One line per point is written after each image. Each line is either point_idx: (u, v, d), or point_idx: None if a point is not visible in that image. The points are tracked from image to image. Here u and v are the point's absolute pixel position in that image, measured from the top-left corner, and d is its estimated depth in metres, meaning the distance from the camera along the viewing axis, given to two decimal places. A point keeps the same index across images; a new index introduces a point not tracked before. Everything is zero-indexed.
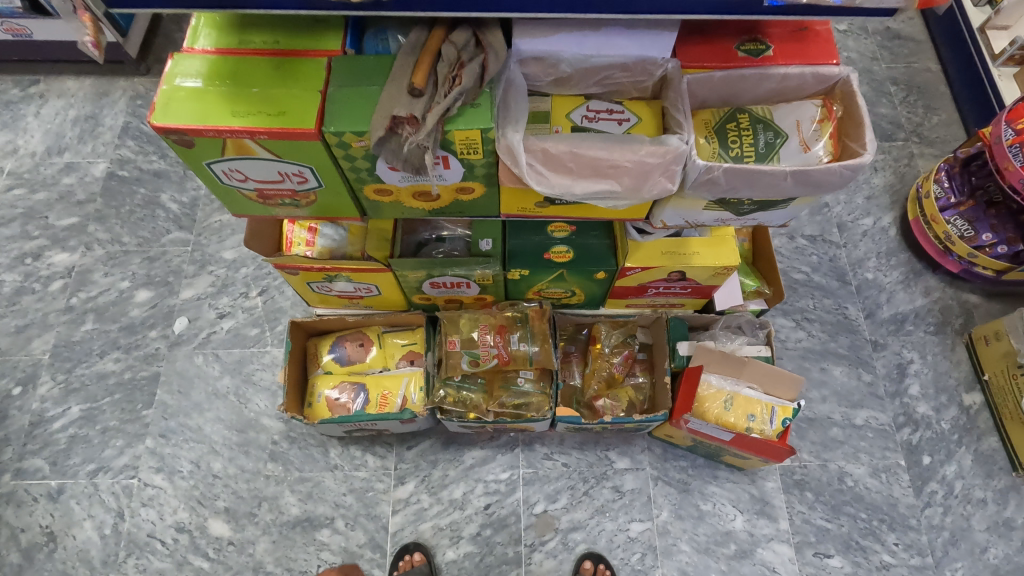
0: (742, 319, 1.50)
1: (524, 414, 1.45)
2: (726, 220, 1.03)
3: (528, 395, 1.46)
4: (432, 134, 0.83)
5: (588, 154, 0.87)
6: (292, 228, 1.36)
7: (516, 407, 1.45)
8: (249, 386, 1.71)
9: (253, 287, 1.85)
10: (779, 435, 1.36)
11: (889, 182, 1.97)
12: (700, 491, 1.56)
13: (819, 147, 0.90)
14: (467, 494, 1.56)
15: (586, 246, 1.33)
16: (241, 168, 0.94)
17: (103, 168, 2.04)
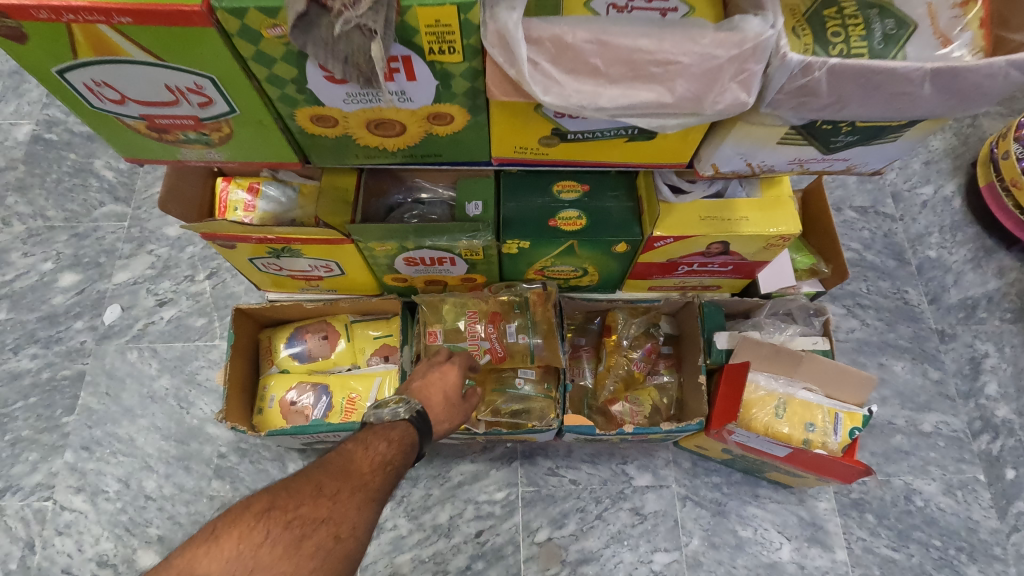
0: (794, 304, 1.22)
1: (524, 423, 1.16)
2: (804, 162, 0.74)
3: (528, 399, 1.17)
4: (379, 10, 0.55)
5: (620, 47, 0.58)
6: (229, 188, 1.07)
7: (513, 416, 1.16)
8: (192, 387, 1.42)
9: (200, 270, 1.55)
10: (845, 450, 1.08)
11: (951, 145, 1.67)
12: (737, 514, 1.29)
13: (964, 41, 0.60)
14: (454, 519, 1.28)
15: (602, 210, 1.05)
16: (111, 79, 0.65)
17: (26, 130, 1.73)
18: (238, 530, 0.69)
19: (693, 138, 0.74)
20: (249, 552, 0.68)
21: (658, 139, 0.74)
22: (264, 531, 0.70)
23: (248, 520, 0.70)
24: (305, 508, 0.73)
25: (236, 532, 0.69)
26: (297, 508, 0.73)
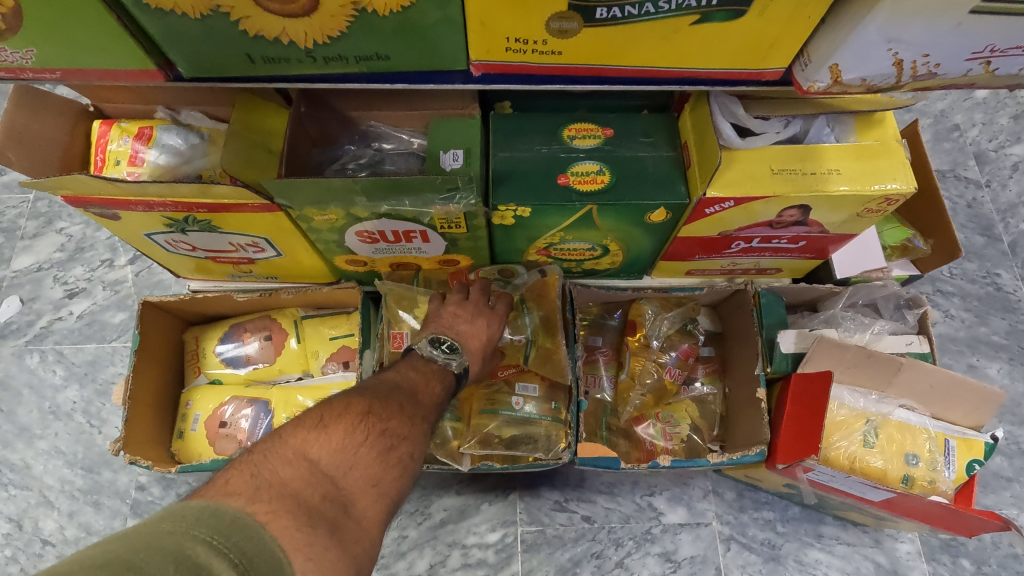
0: (878, 293, 0.93)
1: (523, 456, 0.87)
2: (995, 53, 0.44)
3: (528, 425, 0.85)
4: None
5: None
6: (110, 133, 0.76)
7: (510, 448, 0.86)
8: (106, 400, 1.13)
9: (121, 252, 1.25)
10: (959, 490, 0.80)
11: None
12: (796, 560, 1.01)
13: None
14: (435, 568, 1.00)
15: (632, 163, 0.75)
16: None
17: None
18: (338, 420, 0.55)
19: (805, 17, 0.44)
20: (350, 444, 0.54)
21: (748, 19, 0.45)
22: (364, 429, 0.56)
23: (344, 412, 0.57)
24: (401, 413, 0.61)
25: (338, 424, 0.55)
26: (392, 413, 0.60)
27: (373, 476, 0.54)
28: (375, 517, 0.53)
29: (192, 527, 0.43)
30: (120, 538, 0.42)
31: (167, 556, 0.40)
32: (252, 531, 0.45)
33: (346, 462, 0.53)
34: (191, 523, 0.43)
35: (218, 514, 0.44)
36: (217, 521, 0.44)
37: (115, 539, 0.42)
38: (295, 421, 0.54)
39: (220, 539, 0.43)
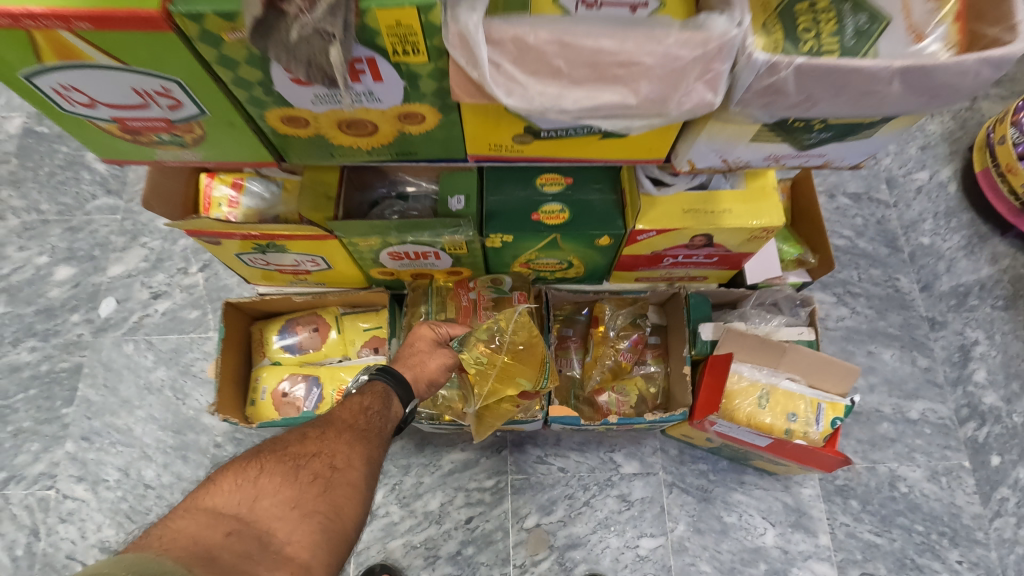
0: (780, 294, 1.22)
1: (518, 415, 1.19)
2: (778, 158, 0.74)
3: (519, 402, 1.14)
4: (338, 15, 0.53)
5: (586, 45, 0.55)
6: (213, 185, 1.07)
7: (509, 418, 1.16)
8: (187, 379, 1.45)
9: (193, 262, 1.56)
10: (826, 440, 1.09)
11: (947, 130, 1.64)
12: (723, 500, 1.30)
13: (936, 38, 0.58)
14: (445, 506, 1.31)
15: (585, 203, 1.04)
16: (80, 86, 0.64)
17: (18, 123, 1.73)
18: (241, 473, 0.71)
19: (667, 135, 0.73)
20: (251, 486, 0.70)
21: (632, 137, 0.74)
22: (259, 470, 0.72)
23: (244, 466, 0.72)
24: (297, 447, 0.77)
25: (242, 475, 0.71)
26: (285, 451, 0.76)
27: (278, 501, 0.69)
28: (294, 529, 0.67)
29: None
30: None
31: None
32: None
33: (248, 500, 0.68)
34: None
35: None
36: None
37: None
38: (208, 483, 0.70)
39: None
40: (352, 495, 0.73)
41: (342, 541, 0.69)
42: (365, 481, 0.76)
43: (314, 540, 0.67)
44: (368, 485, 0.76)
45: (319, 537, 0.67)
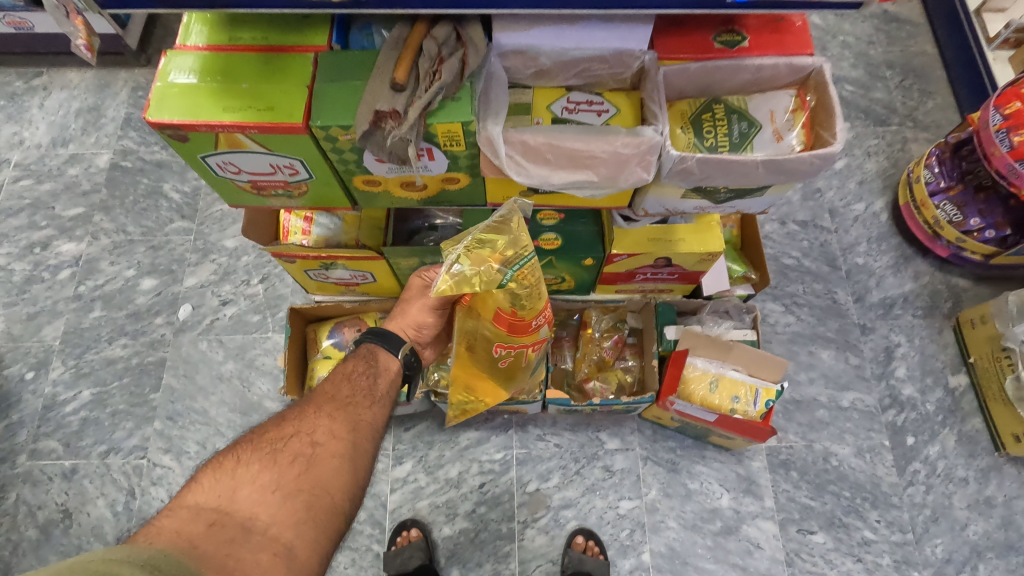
0: (729, 304, 1.54)
1: (521, 379, 1.27)
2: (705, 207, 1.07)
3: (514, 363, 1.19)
4: (414, 128, 0.86)
5: (565, 145, 0.91)
6: (291, 217, 1.40)
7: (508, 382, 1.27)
8: (252, 370, 1.77)
9: (254, 275, 1.89)
10: (762, 417, 1.41)
11: (882, 167, 1.95)
12: (687, 471, 1.61)
13: (791, 137, 0.98)
14: (463, 473, 1.62)
15: (573, 234, 1.37)
16: (235, 161, 0.98)
17: (106, 159, 2.07)
18: (218, 466, 0.74)
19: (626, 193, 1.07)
20: (230, 478, 0.73)
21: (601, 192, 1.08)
22: (237, 463, 0.75)
23: (220, 460, 0.75)
24: (274, 434, 0.80)
25: (221, 468, 0.74)
26: (260, 441, 0.79)
27: (258, 490, 0.72)
28: (278, 510, 0.71)
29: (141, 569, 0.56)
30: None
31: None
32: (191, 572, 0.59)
33: (227, 491, 0.71)
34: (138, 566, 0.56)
35: (158, 560, 0.58)
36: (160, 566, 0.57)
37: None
38: (188, 482, 0.73)
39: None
40: (334, 468, 0.79)
41: (328, 511, 0.75)
42: (347, 451, 0.82)
43: (298, 518, 0.72)
44: (349, 456, 0.82)
45: (303, 515, 0.72)
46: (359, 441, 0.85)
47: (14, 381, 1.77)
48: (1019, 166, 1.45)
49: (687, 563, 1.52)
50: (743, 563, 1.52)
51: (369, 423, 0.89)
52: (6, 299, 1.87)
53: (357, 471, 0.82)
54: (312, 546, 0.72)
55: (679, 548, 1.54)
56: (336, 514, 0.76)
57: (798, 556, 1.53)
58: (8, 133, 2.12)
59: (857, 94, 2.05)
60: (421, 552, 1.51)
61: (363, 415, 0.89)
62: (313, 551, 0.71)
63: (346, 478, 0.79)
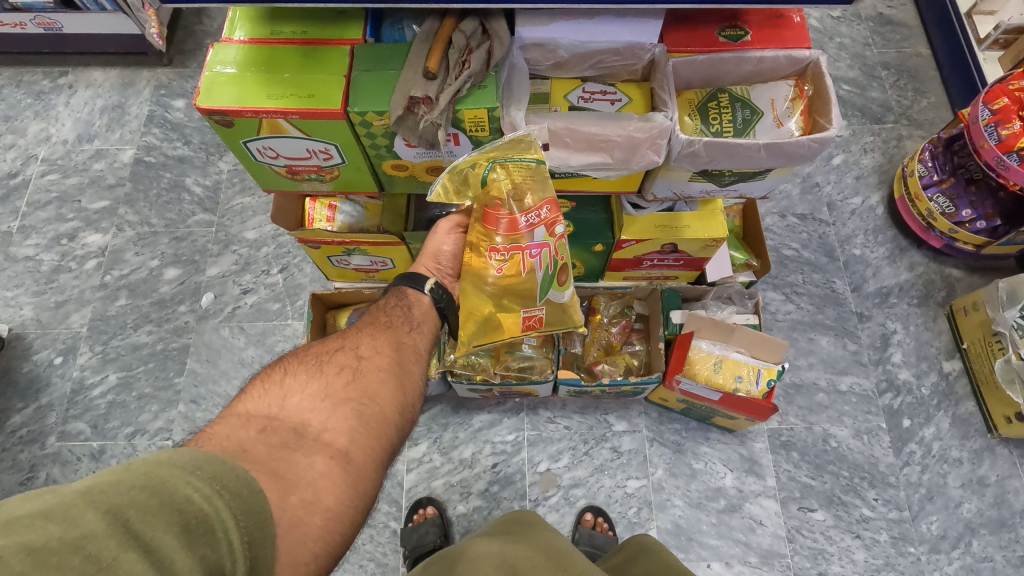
0: (732, 290, 1.62)
1: (537, 302, 1.07)
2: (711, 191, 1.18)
3: (517, 275, 1.02)
4: (444, 113, 0.97)
5: (583, 130, 1.04)
6: (315, 206, 1.47)
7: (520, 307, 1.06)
8: (272, 356, 1.84)
9: (274, 265, 1.96)
10: (765, 396, 1.47)
11: (878, 163, 2.03)
12: (692, 451, 1.68)
13: (791, 123, 1.10)
14: (476, 454, 1.68)
15: (584, 221, 1.45)
16: (274, 146, 1.08)
17: (130, 154, 2.15)
18: (267, 380, 0.76)
19: (637, 177, 1.18)
20: (279, 389, 0.75)
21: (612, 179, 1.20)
22: (284, 377, 0.77)
23: (267, 375, 0.77)
24: (318, 353, 0.83)
25: (269, 382, 0.76)
26: (304, 359, 0.81)
27: (308, 399, 0.74)
28: (329, 417, 0.73)
29: (187, 474, 0.55)
30: (108, 481, 0.51)
31: (171, 500, 0.52)
32: (241, 475, 0.58)
33: (278, 400, 0.73)
34: (185, 470, 0.55)
35: (207, 464, 0.57)
36: (208, 470, 0.56)
37: (101, 480, 0.51)
38: (239, 396, 0.74)
39: (213, 485, 0.56)
40: (379, 381, 0.82)
41: (377, 420, 0.77)
42: (389, 368, 0.85)
43: (349, 424, 0.74)
44: (392, 372, 0.85)
45: (353, 421, 0.75)
46: (399, 361, 0.88)
47: (43, 366, 1.83)
48: (1007, 158, 1.53)
49: (693, 540, 1.58)
50: (746, 539, 1.58)
51: (408, 346, 0.92)
52: (34, 288, 1.94)
53: (400, 387, 0.84)
54: (364, 451, 0.73)
55: (685, 525, 1.60)
56: (384, 424, 0.78)
57: (799, 532, 1.59)
58: (35, 129, 2.20)
59: (853, 93, 2.13)
60: (437, 528, 1.55)
61: (401, 339, 0.92)
62: (365, 456, 0.73)
63: (391, 392, 0.82)
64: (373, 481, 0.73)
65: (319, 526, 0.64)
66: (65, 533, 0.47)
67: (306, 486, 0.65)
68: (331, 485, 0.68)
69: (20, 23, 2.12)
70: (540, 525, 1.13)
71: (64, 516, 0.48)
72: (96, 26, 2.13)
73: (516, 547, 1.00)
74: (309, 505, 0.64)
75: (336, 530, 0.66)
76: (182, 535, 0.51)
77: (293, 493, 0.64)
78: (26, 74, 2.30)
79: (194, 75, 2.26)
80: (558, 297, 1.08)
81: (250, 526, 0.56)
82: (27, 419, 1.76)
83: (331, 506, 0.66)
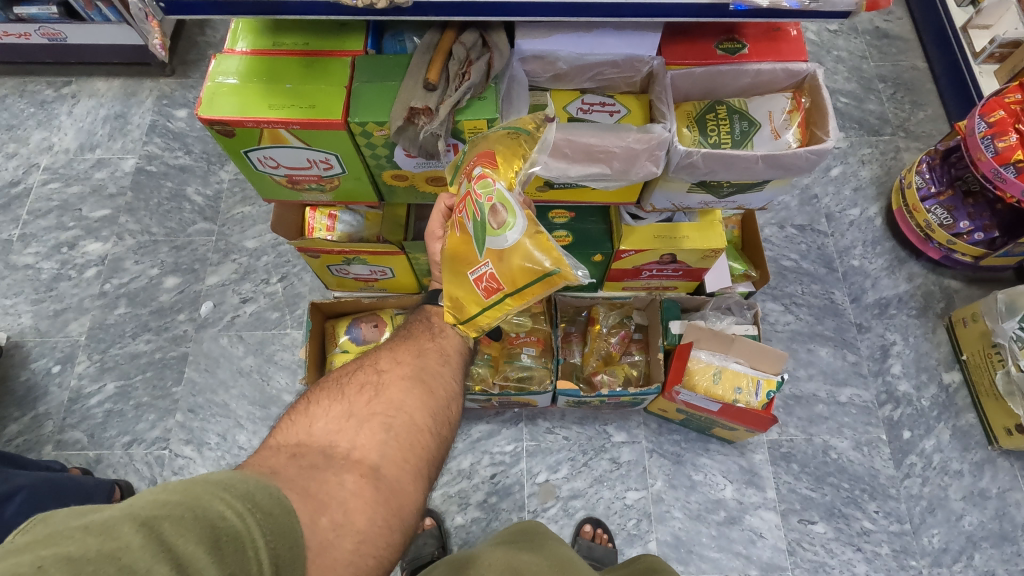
0: (731, 300, 1.62)
1: (480, 256, 0.85)
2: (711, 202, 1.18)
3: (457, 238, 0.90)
4: (444, 123, 0.98)
5: (582, 141, 1.05)
6: (315, 216, 1.48)
7: (465, 270, 0.88)
8: (271, 365, 1.84)
9: (273, 274, 1.97)
10: (764, 407, 1.47)
11: (875, 175, 2.04)
12: (692, 463, 1.67)
13: (788, 135, 1.11)
14: (474, 465, 1.67)
15: (583, 231, 1.45)
16: (275, 156, 1.09)
17: (132, 163, 2.16)
18: (294, 411, 0.77)
19: (635, 188, 1.18)
20: (305, 417, 0.76)
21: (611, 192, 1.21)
22: (306, 406, 0.77)
23: (295, 406, 0.78)
24: (342, 375, 0.83)
25: (295, 412, 0.77)
26: (327, 384, 0.82)
27: (332, 423, 0.75)
28: (356, 435, 0.74)
29: (221, 490, 0.55)
30: (148, 497, 0.51)
31: (205, 515, 0.52)
32: (273, 494, 0.58)
33: (305, 428, 0.74)
34: (219, 487, 0.55)
35: (240, 482, 0.57)
36: (240, 488, 0.56)
37: (140, 497, 0.51)
38: (272, 430, 0.76)
39: (245, 502, 0.55)
40: (403, 390, 0.81)
41: (407, 428, 0.77)
42: (413, 375, 0.85)
43: (377, 439, 0.74)
44: (416, 379, 0.84)
45: (381, 435, 0.75)
46: (424, 366, 0.87)
47: (40, 375, 1.82)
48: (1004, 170, 1.53)
49: (692, 552, 1.57)
50: (746, 552, 1.57)
51: (433, 350, 0.91)
52: (34, 296, 1.94)
53: (427, 391, 0.84)
54: (395, 465, 0.73)
55: (684, 537, 1.58)
56: (415, 431, 0.78)
57: (800, 545, 1.58)
58: (38, 138, 2.21)
59: (850, 105, 2.15)
60: (434, 540, 1.55)
61: (424, 345, 0.91)
62: (397, 470, 0.73)
63: (417, 400, 0.81)
64: (408, 493, 0.73)
65: (350, 550, 0.63)
66: (102, 545, 0.46)
67: (336, 508, 0.64)
68: (362, 504, 0.67)
69: (24, 34, 2.15)
70: (548, 535, 1.13)
71: (102, 528, 0.47)
72: (100, 37, 2.15)
73: (520, 553, 1.01)
74: (339, 528, 0.63)
75: (370, 553, 0.65)
76: (213, 551, 0.51)
77: (323, 514, 0.63)
78: (30, 84, 2.31)
79: (196, 85, 2.28)
80: (498, 242, 0.82)
81: (278, 546, 0.56)
82: (24, 428, 1.75)
83: (363, 528, 0.66)
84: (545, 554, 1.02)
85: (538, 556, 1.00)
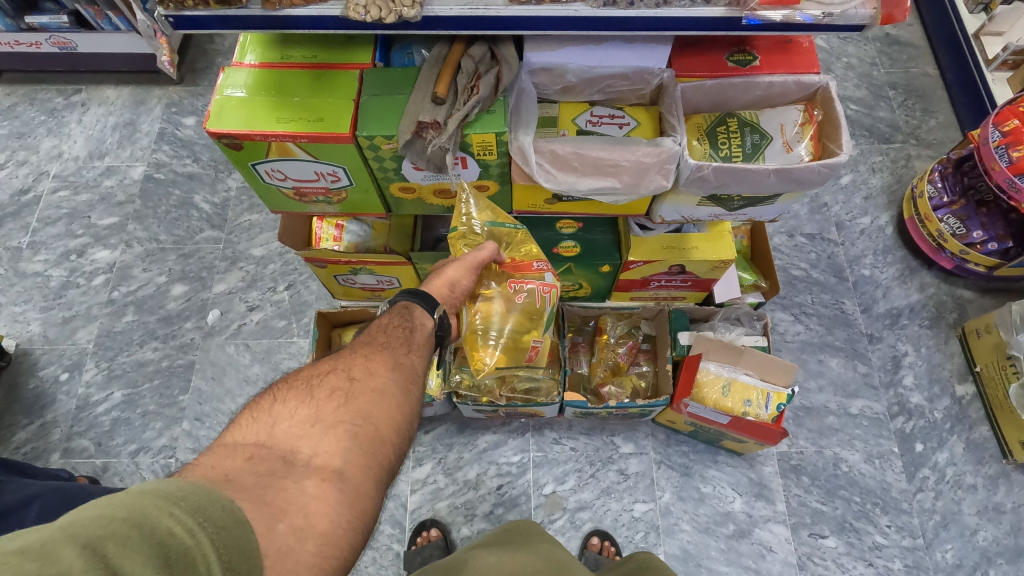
0: (740, 311, 1.61)
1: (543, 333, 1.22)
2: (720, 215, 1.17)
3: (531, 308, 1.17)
4: (452, 137, 0.97)
5: (590, 155, 1.05)
6: (322, 226, 1.49)
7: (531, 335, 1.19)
8: (277, 373, 1.84)
9: (280, 282, 1.97)
10: (773, 420, 1.45)
11: (886, 183, 2.02)
12: (700, 474, 1.65)
13: (800, 148, 1.10)
14: (480, 475, 1.66)
15: (591, 242, 1.45)
16: (282, 168, 1.08)
17: (140, 171, 2.17)
18: (256, 406, 0.72)
19: (644, 201, 1.18)
20: (268, 415, 0.71)
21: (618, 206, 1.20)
22: (270, 404, 0.72)
23: (257, 401, 0.73)
24: (310, 373, 0.78)
25: (258, 408, 0.72)
26: (293, 382, 0.76)
27: (295, 425, 0.70)
28: (320, 441, 0.69)
29: (170, 505, 0.52)
30: (90, 516, 0.50)
31: (153, 532, 0.50)
32: (226, 505, 0.56)
33: (266, 427, 0.69)
34: (168, 501, 0.52)
35: (192, 495, 0.54)
36: (192, 501, 0.54)
37: (82, 515, 0.50)
38: (230, 424, 0.71)
39: (196, 517, 0.53)
40: (374, 401, 0.76)
41: (373, 440, 0.73)
42: (385, 386, 0.79)
43: (342, 446, 0.70)
44: (389, 391, 0.79)
45: (346, 443, 0.70)
46: (399, 379, 0.82)
47: (48, 383, 1.83)
48: (1018, 180, 1.51)
49: (701, 566, 1.55)
50: (755, 566, 1.55)
51: (408, 364, 0.86)
52: (43, 304, 1.95)
53: (399, 403, 0.79)
54: (361, 471, 0.70)
55: (693, 551, 1.56)
56: (381, 444, 0.73)
57: (810, 560, 1.55)
58: (48, 146, 2.23)
59: (860, 113, 2.13)
60: (440, 551, 1.52)
61: (400, 358, 0.86)
62: (362, 476, 0.69)
63: (388, 411, 0.77)
64: (372, 503, 0.69)
65: (312, 553, 0.61)
66: (40, 569, 0.45)
67: (296, 513, 0.62)
68: (324, 508, 0.64)
69: (35, 42, 2.17)
70: (540, 535, 1.12)
71: (40, 552, 0.46)
72: (110, 46, 2.18)
73: (514, 555, 1.00)
74: (300, 532, 0.61)
75: (332, 556, 0.63)
76: (162, 571, 0.49)
77: (281, 520, 0.61)
78: (40, 92, 2.33)
79: (205, 93, 2.29)
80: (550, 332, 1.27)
81: (233, 559, 0.54)
82: (32, 436, 1.76)
83: (325, 530, 0.63)
84: (539, 554, 1.01)
85: (532, 557, 0.99)
